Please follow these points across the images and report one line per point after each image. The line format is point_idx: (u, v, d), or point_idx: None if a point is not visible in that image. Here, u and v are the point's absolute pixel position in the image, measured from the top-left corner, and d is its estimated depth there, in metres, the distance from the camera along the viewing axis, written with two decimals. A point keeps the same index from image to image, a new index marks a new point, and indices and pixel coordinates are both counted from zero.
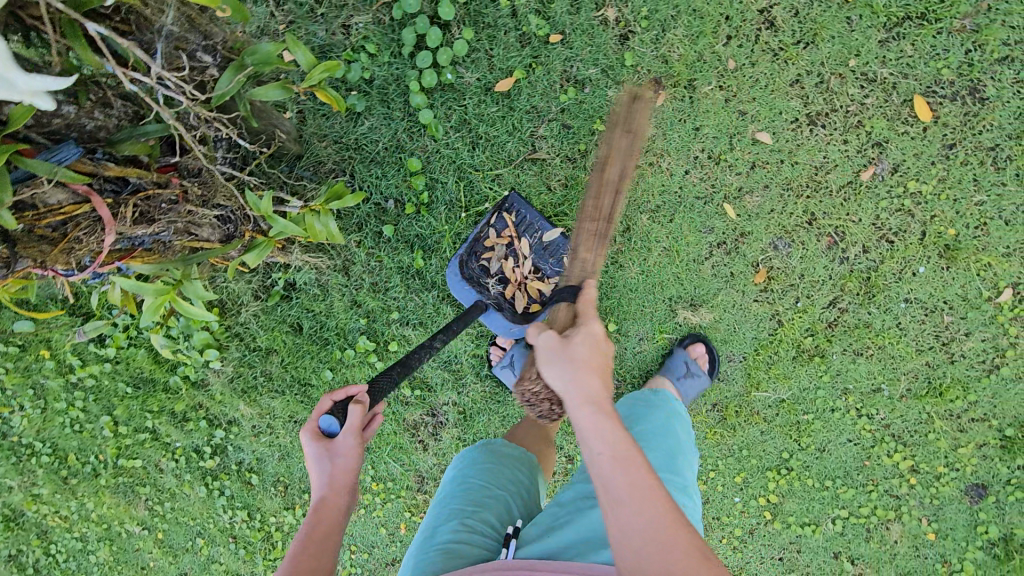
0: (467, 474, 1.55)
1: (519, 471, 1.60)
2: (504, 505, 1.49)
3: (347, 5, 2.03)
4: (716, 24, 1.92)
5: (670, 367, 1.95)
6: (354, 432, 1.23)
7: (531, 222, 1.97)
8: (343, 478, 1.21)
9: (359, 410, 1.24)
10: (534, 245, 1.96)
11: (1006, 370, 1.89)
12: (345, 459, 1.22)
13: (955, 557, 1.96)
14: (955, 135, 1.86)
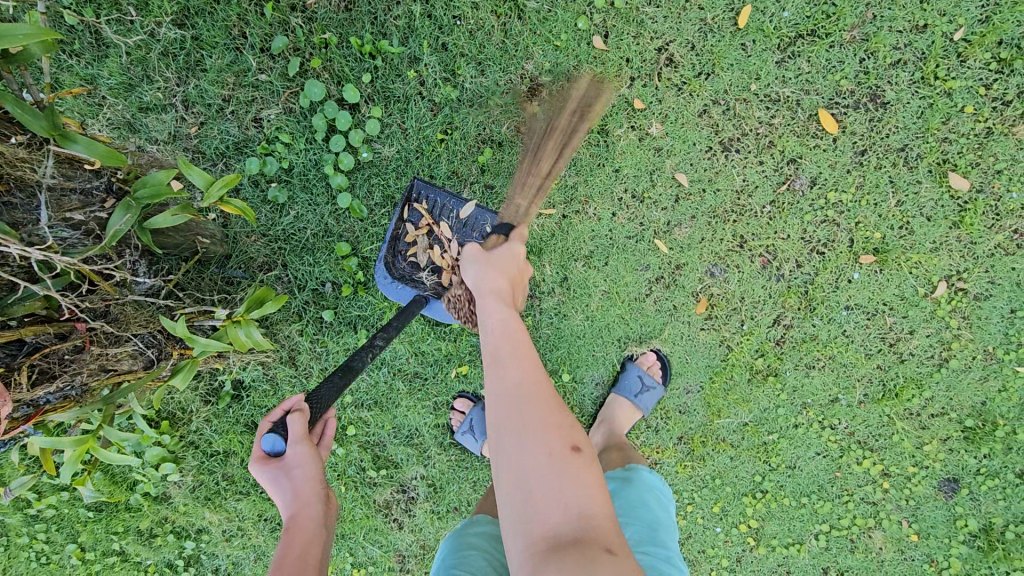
0: (451, 564, 1.42)
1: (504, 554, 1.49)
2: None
3: (256, 100, 2.04)
4: (618, 69, 1.95)
5: (625, 385, 1.98)
6: (301, 440, 1.22)
7: (443, 204, 1.91)
8: (304, 485, 1.25)
9: (299, 419, 1.22)
10: (454, 226, 1.89)
11: (954, 362, 1.90)
12: (302, 467, 1.23)
13: (941, 555, 1.95)
14: (864, 142, 1.90)
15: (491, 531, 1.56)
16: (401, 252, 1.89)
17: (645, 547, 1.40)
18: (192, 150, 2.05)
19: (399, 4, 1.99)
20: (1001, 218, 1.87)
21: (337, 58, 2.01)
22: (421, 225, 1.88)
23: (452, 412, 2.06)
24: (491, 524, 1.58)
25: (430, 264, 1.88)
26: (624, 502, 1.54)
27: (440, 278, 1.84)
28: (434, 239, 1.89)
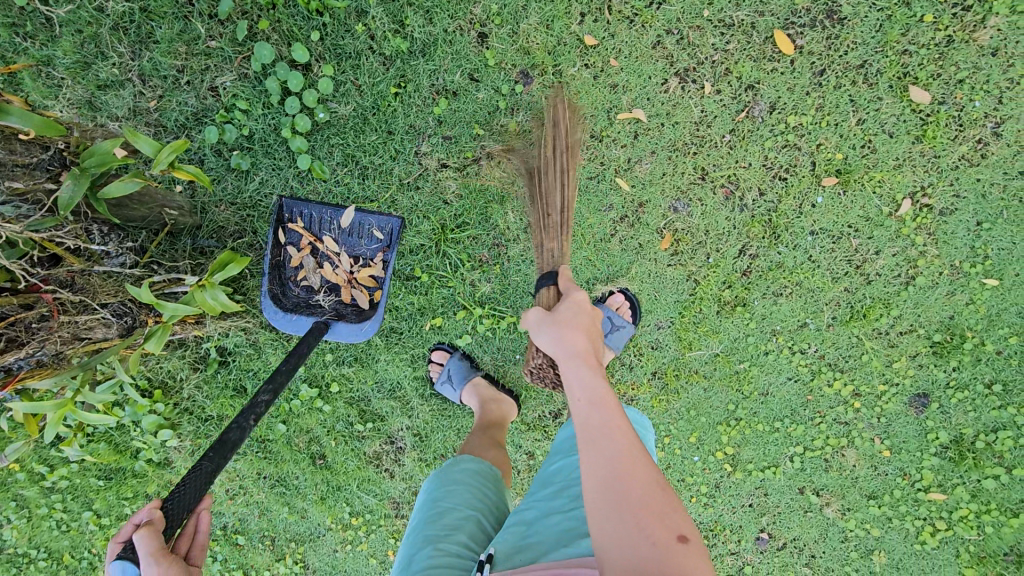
0: (437, 496, 1.47)
1: (486, 488, 1.54)
2: (480, 523, 1.42)
3: (210, 68, 2.04)
4: (568, 5, 1.92)
5: None
6: (158, 558, 1.04)
7: (320, 219, 1.96)
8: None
9: (147, 534, 1.06)
10: (337, 238, 1.98)
11: (921, 279, 1.91)
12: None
13: (913, 468, 2.00)
14: (823, 62, 1.86)
15: (474, 466, 1.60)
16: (290, 279, 1.95)
17: None
18: (153, 124, 2.07)
19: None
20: (964, 129, 1.83)
21: (285, 18, 1.99)
22: (303, 246, 1.95)
23: (430, 363, 2.11)
24: (473, 461, 1.62)
25: (324, 283, 1.98)
26: None
27: (339, 295, 1.97)
28: (321, 255, 1.98)
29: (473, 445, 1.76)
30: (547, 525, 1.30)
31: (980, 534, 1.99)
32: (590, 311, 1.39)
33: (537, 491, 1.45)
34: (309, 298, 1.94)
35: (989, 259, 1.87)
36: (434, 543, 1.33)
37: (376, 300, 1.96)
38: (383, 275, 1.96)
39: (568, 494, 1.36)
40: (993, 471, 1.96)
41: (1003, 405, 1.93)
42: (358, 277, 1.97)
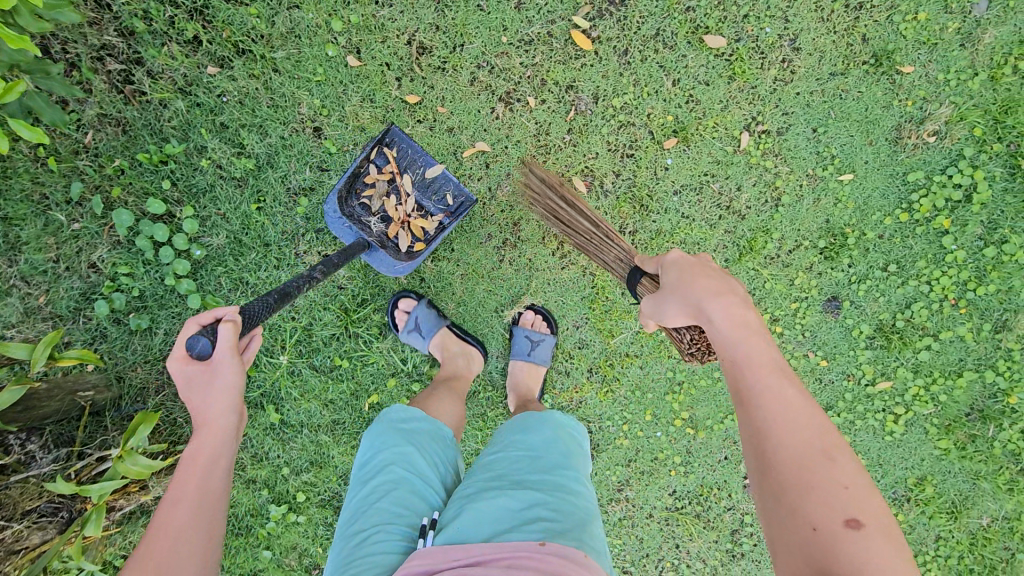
0: (386, 462, 1.49)
1: (433, 448, 1.58)
2: (427, 497, 1.47)
3: (83, 248, 2.09)
4: (381, 75, 2.02)
5: (517, 347, 2.07)
6: (232, 351, 1.20)
7: (413, 158, 1.94)
8: (221, 405, 1.19)
9: (231, 329, 1.20)
10: (416, 181, 1.95)
11: (787, 198, 2.00)
12: (223, 386, 1.19)
13: (854, 367, 2.07)
14: (622, 43, 1.98)
15: (425, 426, 1.62)
16: (357, 191, 1.90)
17: (565, 469, 1.41)
18: (49, 318, 2.10)
19: (166, 107, 2.06)
20: (767, 56, 1.96)
21: (136, 178, 2.07)
22: (385, 171, 1.92)
23: (395, 311, 2.04)
24: (425, 420, 1.64)
25: (381, 211, 1.93)
26: (542, 435, 1.52)
27: (388, 228, 1.93)
28: (393, 188, 1.94)
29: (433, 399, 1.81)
30: (490, 501, 1.33)
31: (937, 406, 2.06)
32: (699, 266, 1.34)
33: (479, 470, 1.48)
34: (362, 219, 1.89)
35: (837, 158, 1.97)
36: (382, 522, 1.37)
37: (416, 252, 1.93)
38: (434, 235, 1.95)
39: (508, 474, 1.40)
40: (923, 343, 2.03)
41: (906, 282, 2.00)
42: (412, 223, 1.94)
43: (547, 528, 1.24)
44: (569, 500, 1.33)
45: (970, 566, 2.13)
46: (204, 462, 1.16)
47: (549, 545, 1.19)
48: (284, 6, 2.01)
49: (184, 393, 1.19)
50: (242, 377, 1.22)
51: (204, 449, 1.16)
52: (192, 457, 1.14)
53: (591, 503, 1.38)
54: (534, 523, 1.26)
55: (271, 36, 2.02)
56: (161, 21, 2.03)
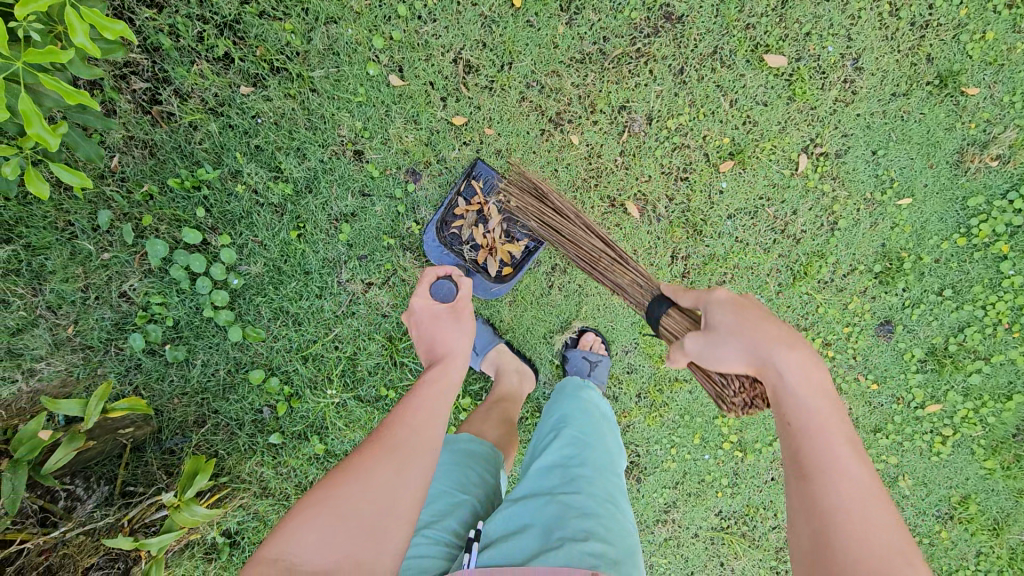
0: (430, 480, 1.46)
1: (475, 464, 1.54)
2: (469, 511, 1.41)
3: (114, 277, 2.00)
4: (425, 96, 1.93)
5: (575, 368, 1.99)
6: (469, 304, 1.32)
7: (497, 186, 1.91)
8: (457, 342, 1.25)
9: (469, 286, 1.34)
10: (502, 210, 1.90)
11: (843, 222, 1.97)
12: (462, 327, 1.27)
13: (904, 390, 2.07)
14: (678, 61, 1.90)
15: (479, 450, 1.61)
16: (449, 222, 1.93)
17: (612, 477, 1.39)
18: (80, 349, 2.00)
19: (197, 129, 1.95)
20: (828, 76, 1.90)
21: (167, 204, 1.97)
22: (472, 201, 1.91)
23: None
24: (473, 441, 1.63)
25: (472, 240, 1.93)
26: (588, 436, 1.49)
27: (478, 256, 1.92)
28: (482, 217, 1.92)
29: (481, 423, 1.76)
30: (541, 510, 1.29)
31: (985, 427, 2.07)
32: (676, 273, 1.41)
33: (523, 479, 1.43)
34: (455, 248, 1.91)
35: (896, 181, 1.93)
36: (420, 529, 1.31)
37: (506, 277, 1.93)
38: (522, 261, 1.88)
39: (553, 484, 1.35)
40: (974, 367, 2.03)
41: (960, 306, 1.98)
42: (499, 249, 1.90)
43: (599, 551, 1.18)
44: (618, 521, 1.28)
45: None
46: (440, 391, 1.15)
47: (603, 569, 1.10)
48: (322, 21, 1.91)
49: (429, 325, 1.28)
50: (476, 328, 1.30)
51: (441, 375, 1.18)
52: (435, 377, 1.15)
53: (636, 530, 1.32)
54: (585, 541, 1.19)
55: (308, 54, 1.92)
56: (188, 37, 1.91)
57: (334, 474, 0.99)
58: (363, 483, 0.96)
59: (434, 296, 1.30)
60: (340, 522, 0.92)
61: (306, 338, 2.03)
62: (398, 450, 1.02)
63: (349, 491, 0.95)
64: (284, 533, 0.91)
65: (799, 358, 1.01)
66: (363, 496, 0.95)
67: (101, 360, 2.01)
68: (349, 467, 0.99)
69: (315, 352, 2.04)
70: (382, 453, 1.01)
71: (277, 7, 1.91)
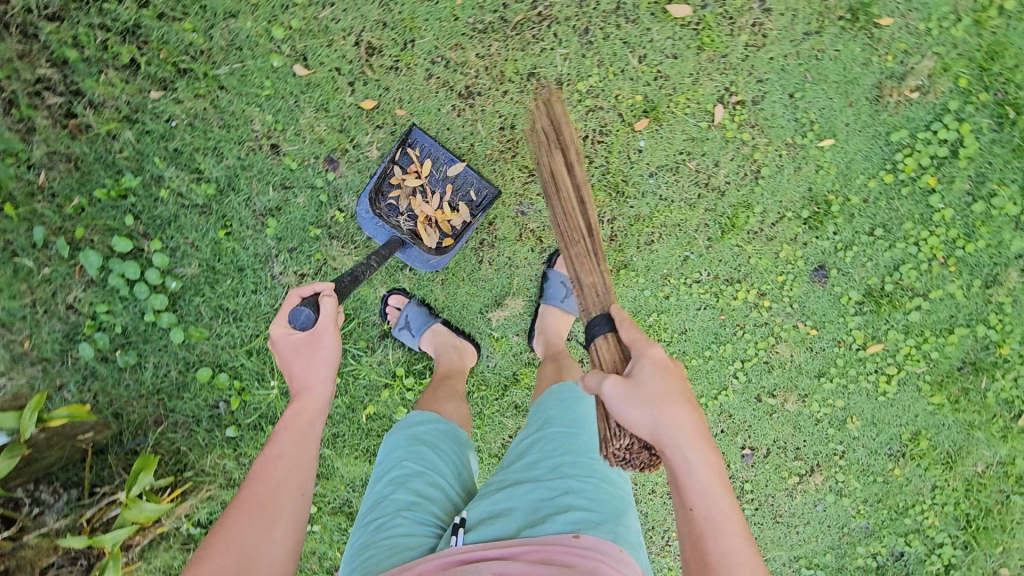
0: (404, 458, 1.49)
1: (446, 447, 1.57)
2: (444, 489, 1.45)
3: (57, 289, 2.03)
4: (333, 82, 1.93)
5: (552, 292, 2.02)
6: (332, 328, 1.32)
7: (435, 156, 1.91)
8: (317, 371, 1.30)
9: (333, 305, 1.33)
10: (441, 180, 1.91)
11: (766, 169, 1.94)
12: (319, 358, 1.29)
13: (844, 333, 2.05)
14: (582, 21, 1.88)
15: (442, 427, 1.63)
16: (383, 192, 1.87)
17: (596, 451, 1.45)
18: (38, 362, 2.04)
19: (114, 137, 1.98)
20: (736, 21, 1.87)
21: (98, 214, 2.01)
22: (409, 171, 1.89)
23: (386, 307, 2.06)
24: (441, 421, 1.65)
25: (409, 211, 1.89)
26: (578, 414, 1.55)
27: (417, 225, 1.87)
28: (418, 188, 1.90)
29: (436, 398, 1.80)
30: (527, 493, 1.38)
31: (929, 363, 2.06)
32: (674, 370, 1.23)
33: (512, 463, 1.51)
34: (392, 220, 1.86)
35: (817, 123, 1.90)
36: (400, 510, 1.36)
37: (446, 247, 1.87)
38: (463, 229, 1.89)
39: (540, 463, 1.45)
40: (913, 304, 2.00)
41: (894, 245, 1.96)
42: (439, 219, 1.89)
43: (578, 521, 1.27)
44: (606, 487, 1.37)
45: (967, 511, 2.17)
46: (300, 426, 1.26)
47: (583, 538, 1.22)
48: (221, 17, 1.92)
49: (289, 359, 1.30)
50: (339, 351, 1.33)
51: (303, 407, 1.27)
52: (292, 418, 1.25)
53: (623, 495, 1.40)
54: (567, 513, 1.30)
55: (212, 52, 1.93)
56: (93, 47, 1.95)
57: (218, 526, 1.13)
58: (235, 549, 1.09)
59: (292, 321, 1.29)
60: (232, 575, 1.07)
61: (248, 333, 2.07)
62: (271, 495, 1.16)
63: (234, 541, 1.10)
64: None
65: (705, 453, 1.13)
66: (244, 541, 1.11)
67: (58, 371, 2.06)
68: (222, 535, 1.11)
69: (259, 346, 2.08)
70: (254, 502, 1.15)
71: (174, 8, 1.93)
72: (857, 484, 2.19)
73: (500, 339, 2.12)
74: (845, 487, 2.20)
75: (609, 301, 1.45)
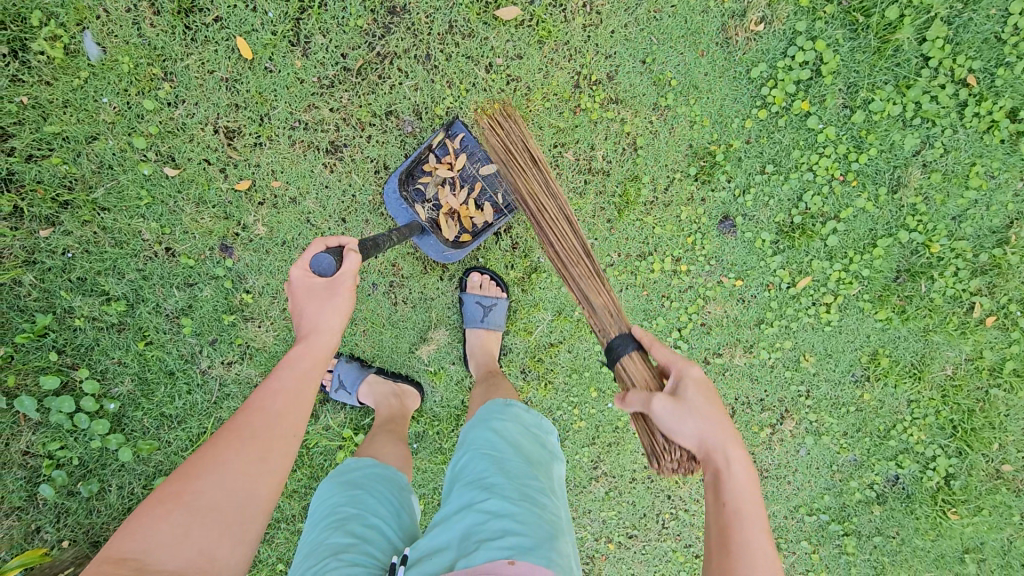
0: (339, 503, 1.39)
1: (384, 491, 1.48)
2: (384, 532, 1.35)
3: (7, 439, 2.01)
4: (204, 173, 1.97)
5: (471, 314, 2.00)
6: (352, 280, 1.28)
7: (474, 151, 1.90)
8: (329, 319, 1.24)
9: (356, 259, 1.29)
10: (471, 177, 1.90)
11: (640, 138, 1.93)
12: (337, 304, 1.24)
13: (770, 275, 2.01)
14: (421, 49, 1.91)
15: (382, 473, 1.56)
16: (423, 165, 1.88)
17: (525, 472, 1.35)
18: (10, 512, 2.04)
19: (19, 284, 1.99)
20: (567, 7, 1.88)
21: (25, 359, 2.01)
22: (443, 161, 1.88)
23: None
24: (380, 466, 1.59)
25: (434, 198, 1.90)
26: (505, 434, 1.44)
27: (438, 216, 1.89)
28: (447, 179, 1.89)
29: (374, 444, 1.74)
30: (458, 523, 1.27)
31: (863, 282, 2.01)
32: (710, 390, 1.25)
33: (446, 494, 1.40)
34: (416, 205, 1.87)
35: (675, 81, 1.90)
36: (335, 554, 1.23)
37: (464, 243, 1.89)
38: (483, 229, 1.90)
39: (472, 486, 1.32)
40: (828, 228, 1.96)
41: (788, 176, 1.93)
42: (460, 215, 1.90)
43: (514, 544, 1.17)
44: (535, 509, 1.26)
45: (950, 418, 2.09)
46: (303, 369, 1.20)
47: (516, 565, 1.12)
48: (84, 142, 1.96)
49: (304, 300, 1.25)
50: (353, 304, 1.28)
51: (306, 355, 1.22)
52: (298, 358, 1.20)
53: (557, 514, 1.31)
54: (497, 538, 1.18)
55: (85, 178, 1.97)
56: None
57: (189, 465, 1.04)
58: (223, 475, 1.03)
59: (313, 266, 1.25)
60: (194, 518, 0.98)
61: (197, 431, 2.10)
62: (251, 444, 1.07)
63: (207, 484, 1.01)
64: (135, 529, 0.96)
65: (746, 462, 1.16)
66: (222, 487, 1.02)
67: (30, 516, 2.05)
68: (206, 460, 1.04)
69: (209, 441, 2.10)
70: (241, 444, 1.07)
71: (40, 146, 1.95)
72: (832, 420, 2.12)
73: (438, 372, 2.11)
74: (821, 425, 2.13)
75: (620, 322, 1.50)
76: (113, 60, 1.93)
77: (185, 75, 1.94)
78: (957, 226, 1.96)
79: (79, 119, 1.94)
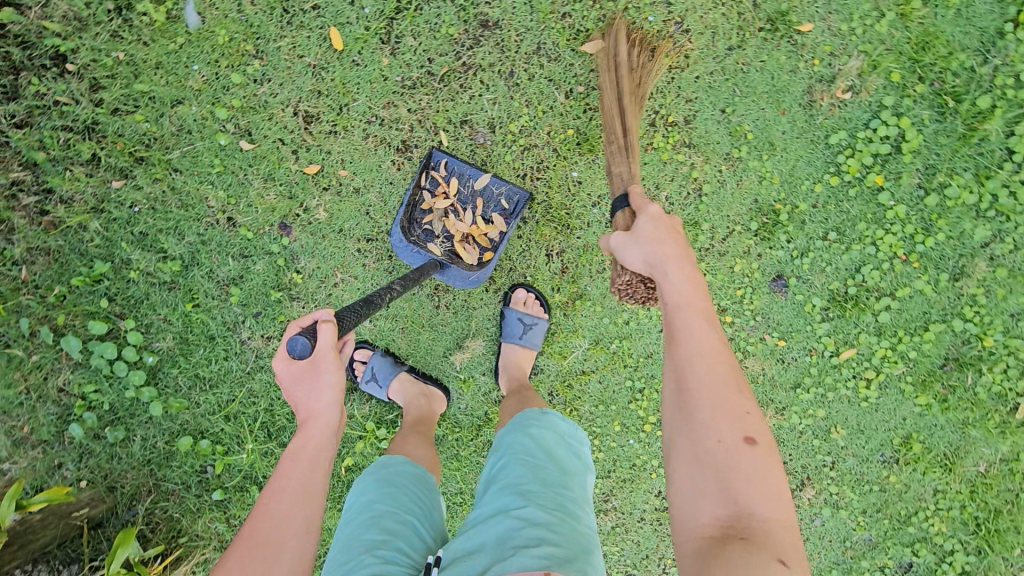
0: (372, 499, 1.40)
1: (415, 488, 1.49)
2: (417, 530, 1.36)
3: (48, 375, 2.08)
4: (277, 153, 2.02)
5: (510, 329, 2.01)
6: (330, 353, 1.21)
7: (461, 171, 1.92)
8: (322, 400, 1.22)
9: (336, 328, 1.22)
10: (470, 197, 1.93)
11: (707, 185, 1.93)
12: (322, 382, 1.21)
13: (815, 341, 1.99)
14: (506, 65, 1.94)
15: (412, 470, 1.56)
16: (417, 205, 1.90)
17: (562, 485, 1.34)
18: (38, 444, 2.10)
19: (85, 228, 2.06)
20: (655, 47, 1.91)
21: (78, 301, 2.08)
22: (437, 194, 1.91)
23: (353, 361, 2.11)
24: (411, 463, 1.58)
25: (442, 231, 1.92)
26: (541, 443, 1.44)
27: (453, 245, 1.91)
28: (447, 209, 1.92)
29: (405, 444, 1.75)
30: (493, 527, 1.27)
31: (908, 363, 1.98)
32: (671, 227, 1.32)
33: (480, 496, 1.41)
34: (428, 244, 1.89)
35: (752, 134, 1.90)
36: (369, 550, 1.26)
37: (487, 261, 1.90)
38: (499, 240, 1.90)
39: (508, 491, 1.32)
40: (881, 304, 1.94)
41: (850, 247, 1.92)
42: (474, 235, 1.90)
43: (549, 555, 1.18)
44: (572, 525, 1.26)
45: (975, 514, 2.04)
46: (305, 461, 1.20)
47: None
48: (169, 105, 2.02)
49: (292, 390, 1.25)
50: (342, 376, 1.24)
51: (305, 446, 1.21)
52: (296, 453, 1.20)
53: (590, 528, 1.32)
54: (533, 547, 1.19)
55: (164, 138, 2.04)
56: (58, 148, 2.02)
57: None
58: None
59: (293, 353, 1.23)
60: None
61: (226, 398, 2.14)
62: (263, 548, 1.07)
63: None
64: None
65: (705, 318, 1.14)
66: None
67: (55, 452, 2.11)
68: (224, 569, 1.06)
69: (236, 409, 2.15)
70: (251, 550, 1.07)
71: (127, 101, 2.02)
72: (853, 496, 2.08)
73: (467, 380, 2.13)
74: (841, 499, 2.09)
75: (630, 186, 1.60)
76: (210, 31, 1.99)
77: (275, 56, 1.99)
78: (1014, 323, 1.93)
79: (168, 82, 2.01)
